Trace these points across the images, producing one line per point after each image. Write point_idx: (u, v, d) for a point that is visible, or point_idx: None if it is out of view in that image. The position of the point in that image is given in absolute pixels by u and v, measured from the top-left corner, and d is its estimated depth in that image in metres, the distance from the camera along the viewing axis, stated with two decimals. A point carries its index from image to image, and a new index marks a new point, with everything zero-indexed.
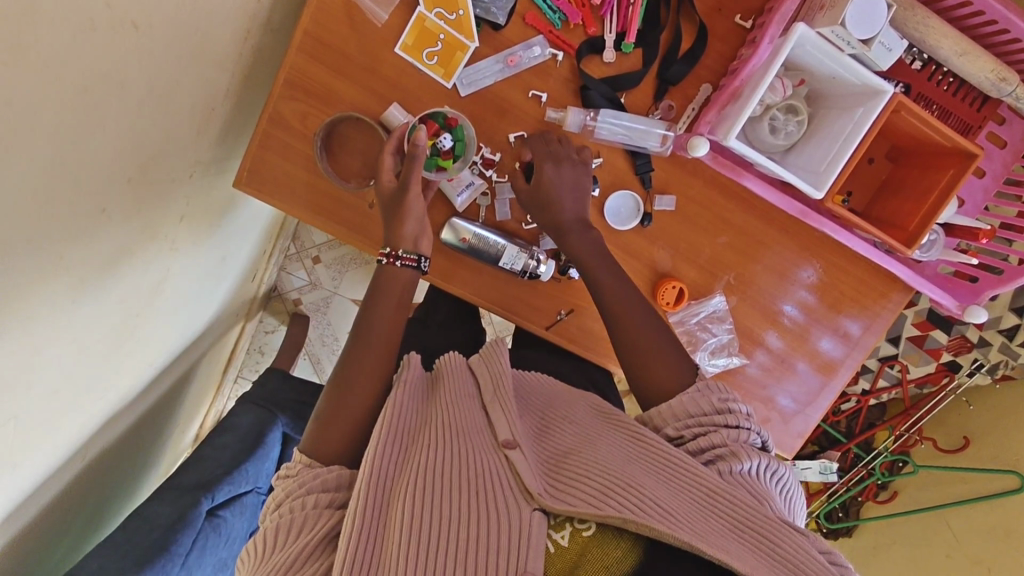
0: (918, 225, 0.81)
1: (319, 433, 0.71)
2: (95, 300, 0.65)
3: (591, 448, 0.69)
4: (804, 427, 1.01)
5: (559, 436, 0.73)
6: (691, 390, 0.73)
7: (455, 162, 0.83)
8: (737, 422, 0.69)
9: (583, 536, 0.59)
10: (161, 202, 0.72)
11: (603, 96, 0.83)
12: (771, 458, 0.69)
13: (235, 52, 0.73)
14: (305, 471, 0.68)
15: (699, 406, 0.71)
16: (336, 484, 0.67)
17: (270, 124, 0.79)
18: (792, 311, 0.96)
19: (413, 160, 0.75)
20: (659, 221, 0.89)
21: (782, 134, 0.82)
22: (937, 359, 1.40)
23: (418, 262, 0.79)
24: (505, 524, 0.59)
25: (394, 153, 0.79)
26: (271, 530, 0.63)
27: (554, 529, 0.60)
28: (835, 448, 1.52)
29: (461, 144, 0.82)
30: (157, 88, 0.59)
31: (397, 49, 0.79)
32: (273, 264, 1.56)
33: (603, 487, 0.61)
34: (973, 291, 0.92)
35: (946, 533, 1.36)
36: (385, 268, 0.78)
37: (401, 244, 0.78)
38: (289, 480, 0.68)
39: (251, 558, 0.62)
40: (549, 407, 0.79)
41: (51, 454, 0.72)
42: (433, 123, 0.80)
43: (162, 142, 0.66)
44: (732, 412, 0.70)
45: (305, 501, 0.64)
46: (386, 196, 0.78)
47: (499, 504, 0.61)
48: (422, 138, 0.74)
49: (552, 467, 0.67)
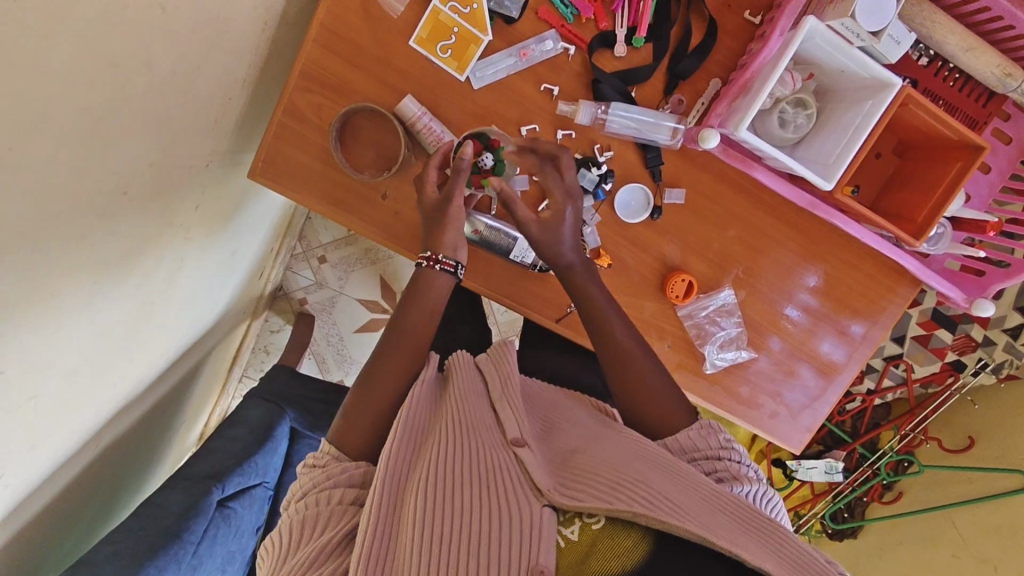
0: (926, 217, 0.82)
1: (348, 427, 0.72)
2: (114, 283, 0.66)
3: (597, 447, 0.69)
4: (812, 422, 1.02)
5: (565, 435, 0.73)
6: (695, 426, 0.74)
7: (495, 180, 0.83)
8: (738, 459, 0.70)
9: (592, 530, 0.58)
10: (179, 190, 0.73)
11: (614, 89, 0.84)
12: (767, 487, 0.70)
13: (252, 42, 0.74)
14: (333, 465, 0.69)
15: (705, 441, 0.72)
16: (359, 481, 0.68)
17: (285, 116, 0.79)
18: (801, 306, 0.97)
19: (457, 174, 0.77)
20: (669, 214, 0.90)
21: (791, 127, 0.83)
22: (942, 358, 1.41)
23: (456, 269, 0.79)
24: (515, 518, 0.59)
25: (438, 164, 0.79)
26: (293, 523, 0.64)
27: (563, 525, 0.59)
28: (841, 447, 1.52)
29: (501, 165, 0.82)
30: (180, 70, 0.60)
31: (411, 42, 0.80)
32: (280, 263, 1.57)
33: (612, 481, 0.61)
34: (980, 285, 0.93)
35: (952, 532, 1.36)
36: (424, 272, 0.78)
37: (440, 249, 0.79)
38: (316, 472, 0.68)
39: (274, 551, 0.63)
40: (555, 410, 0.79)
41: (65, 439, 0.72)
42: (478, 142, 0.81)
43: (182, 127, 0.66)
44: (734, 449, 0.72)
45: (330, 496, 0.65)
46: (428, 210, 0.79)
47: (508, 498, 0.61)
48: (469, 154, 0.75)
49: (561, 464, 0.67)
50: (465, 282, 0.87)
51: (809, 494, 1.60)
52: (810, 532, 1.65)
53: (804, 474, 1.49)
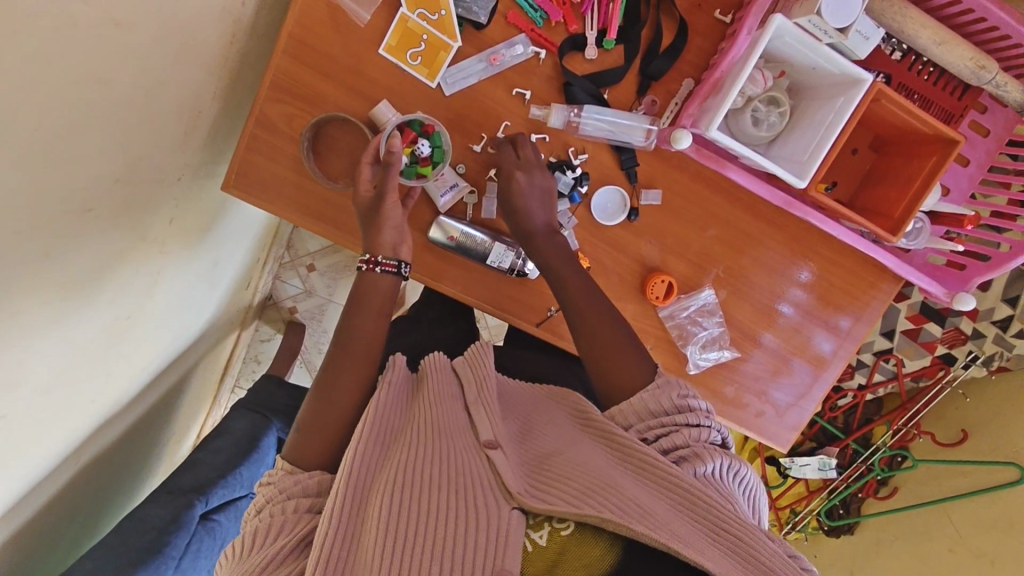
0: (903, 212, 0.82)
1: (301, 443, 0.71)
2: (85, 300, 0.66)
3: (570, 450, 0.68)
4: (798, 421, 1.02)
5: (541, 436, 0.72)
6: (651, 387, 0.73)
7: (434, 168, 0.83)
8: (698, 421, 0.69)
9: (561, 536, 0.58)
10: (149, 205, 0.73)
11: (586, 91, 0.83)
12: (735, 458, 0.69)
13: (220, 56, 0.74)
14: (286, 478, 0.67)
15: (659, 403, 0.71)
16: (315, 490, 0.67)
17: (258, 127, 0.79)
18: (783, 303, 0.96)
19: (388, 169, 0.76)
20: (646, 215, 0.90)
21: (765, 126, 0.82)
22: (932, 352, 1.40)
23: (399, 268, 0.80)
24: (482, 522, 0.58)
25: (373, 161, 0.79)
26: (244, 538, 0.62)
27: (532, 529, 0.59)
28: (834, 444, 1.51)
29: (439, 150, 0.82)
30: (143, 85, 0.60)
31: (381, 50, 0.80)
32: (267, 273, 1.57)
33: (581, 487, 0.60)
34: (962, 279, 0.92)
35: (948, 528, 1.35)
36: (364, 275, 0.79)
37: (379, 250, 0.79)
38: (270, 487, 0.67)
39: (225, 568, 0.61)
40: (531, 412, 0.78)
41: (41, 458, 0.72)
42: (411, 130, 0.81)
43: (150, 142, 0.66)
44: (692, 411, 0.70)
45: (284, 506, 0.63)
46: (363, 208, 0.79)
47: (477, 501, 0.61)
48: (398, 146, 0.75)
49: (532, 468, 0.66)
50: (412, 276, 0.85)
51: (804, 490, 1.57)
52: (807, 529, 1.62)
53: (797, 470, 1.49)
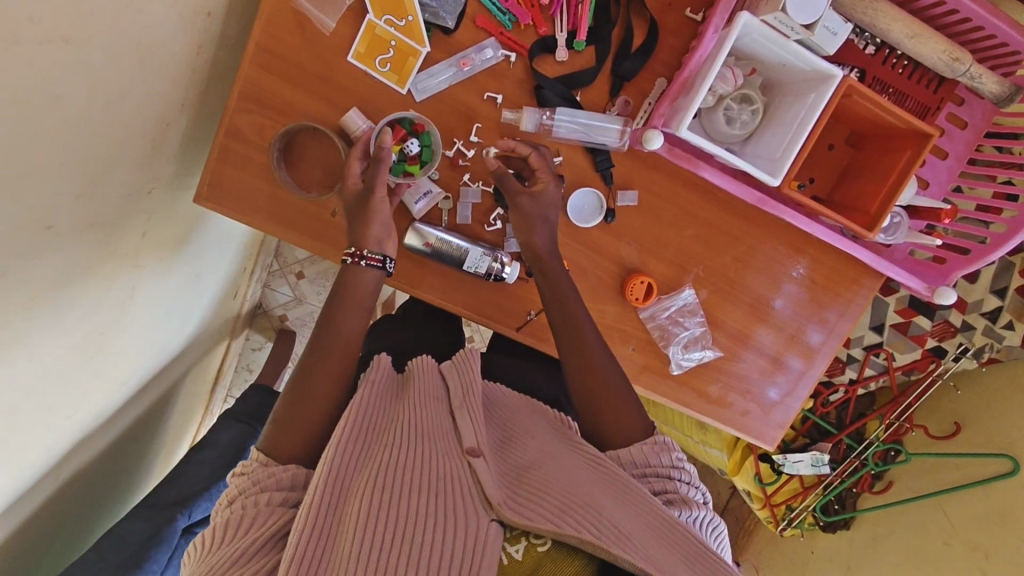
0: (879, 208, 0.81)
1: (275, 437, 0.70)
2: (51, 319, 0.66)
3: (551, 462, 0.68)
4: (785, 418, 1.01)
5: (520, 444, 0.72)
6: (648, 440, 0.75)
7: (422, 167, 0.83)
8: (687, 479, 0.73)
9: (536, 551, 0.60)
10: (117, 219, 0.72)
11: (557, 94, 0.83)
12: (713, 512, 0.73)
13: (186, 67, 0.74)
14: (261, 469, 0.67)
15: (657, 457, 0.73)
16: (290, 484, 0.66)
17: (227, 138, 0.79)
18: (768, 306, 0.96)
19: (378, 163, 0.76)
20: (623, 216, 0.89)
21: (737, 124, 0.82)
22: (922, 345, 1.38)
23: (383, 262, 0.78)
24: (460, 528, 0.58)
25: (362, 157, 0.79)
26: (217, 528, 0.61)
27: (509, 542, 0.60)
28: (827, 440, 1.49)
29: (427, 150, 0.82)
30: (100, 99, 0.59)
31: (350, 57, 0.80)
32: (255, 281, 1.57)
33: (562, 501, 0.61)
34: (943, 273, 0.92)
35: (942, 520, 1.35)
36: (349, 268, 0.77)
37: (366, 244, 0.78)
38: (244, 478, 0.66)
39: (195, 556, 0.60)
40: (513, 416, 0.78)
41: (16, 476, 0.72)
42: (401, 129, 0.81)
43: (113, 158, 0.66)
44: (683, 469, 0.74)
45: (258, 498, 0.63)
46: (350, 202, 0.78)
47: (456, 507, 0.60)
48: (389, 141, 0.75)
49: (513, 476, 0.66)
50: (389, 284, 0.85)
51: (800, 486, 1.54)
52: (802, 525, 1.60)
53: (790, 467, 1.48)
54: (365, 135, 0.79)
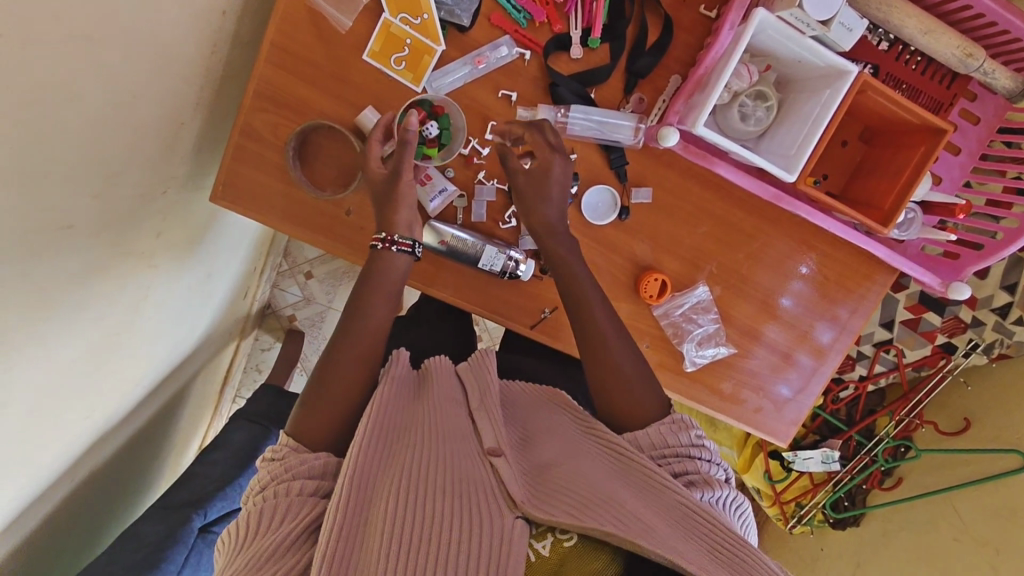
0: (893, 204, 0.81)
1: (304, 424, 0.70)
2: (68, 318, 0.66)
3: (573, 459, 0.68)
4: (798, 415, 1.01)
5: (540, 443, 0.72)
6: (665, 421, 0.73)
7: (442, 149, 0.83)
8: (708, 457, 0.71)
9: (563, 546, 0.59)
10: (133, 219, 0.73)
11: (572, 91, 0.83)
12: (736, 491, 0.71)
13: (202, 67, 0.74)
14: (291, 456, 0.67)
15: (675, 437, 0.71)
16: (321, 472, 0.66)
17: (242, 137, 0.79)
18: (783, 304, 0.96)
19: (404, 145, 0.75)
20: (637, 214, 0.89)
21: (752, 120, 0.82)
22: (933, 342, 1.39)
23: (413, 248, 0.77)
24: (484, 527, 0.58)
25: (382, 138, 0.78)
26: (250, 516, 0.62)
27: (535, 538, 0.60)
28: (837, 437, 1.49)
29: (446, 133, 0.83)
30: (117, 98, 0.60)
31: (365, 56, 0.80)
32: (265, 281, 1.57)
33: (585, 496, 0.60)
34: (956, 268, 0.92)
35: (952, 516, 1.35)
36: (380, 254, 0.77)
37: (396, 230, 0.77)
38: (275, 465, 0.67)
39: (230, 545, 0.61)
40: (533, 417, 0.78)
41: (34, 474, 0.72)
42: (421, 110, 0.81)
43: (128, 158, 0.66)
44: (703, 447, 0.72)
45: (289, 487, 0.63)
46: (377, 188, 0.77)
47: (480, 506, 0.60)
48: (416, 121, 0.74)
49: (535, 475, 0.66)
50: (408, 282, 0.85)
51: (809, 484, 1.55)
52: (812, 523, 1.59)
53: (800, 464, 1.49)
54: (385, 117, 0.78)
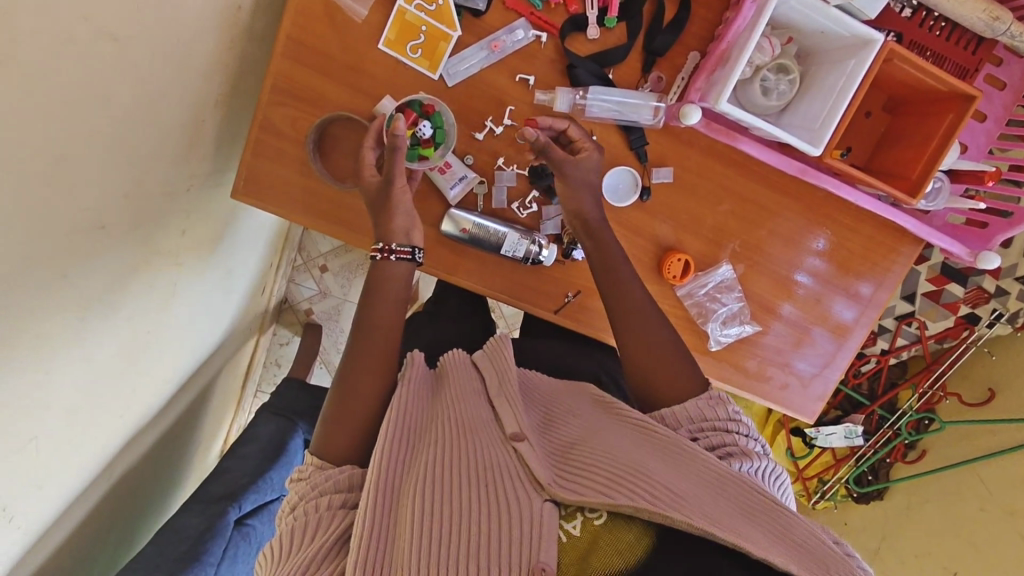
0: (920, 175, 0.80)
1: (330, 432, 0.71)
2: (102, 319, 0.66)
3: (598, 439, 0.67)
4: (823, 390, 1.01)
5: (564, 427, 0.72)
6: (701, 398, 0.72)
7: (437, 149, 0.82)
8: (747, 432, 0.70)
9: (594, 525, 0.57)
10: (160, 219, 0.73)
11: (591, 73, 0.83)
12: (776, 464, 0.70)
13: (219, 62, 0.73)
14: (317, 474, 0.68)
15: (713, 412, 0.71)
16: (347, 485, 0.66)
17: (262, 132, 0.79)
18: (805, 281, 0.96)
19: (394, 151, 0.75)
20: (658, 194, 0.89)
21: (774, 95, 0.81)
22: (955, 312, 1.38)
23: (413, 254, 0.78)
24: (515, 515, 0.58)
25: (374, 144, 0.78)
26: (283, 536, 0.63)
27: (565, 520, 0.58)
28: (860, 411, 1.48)
29: (439, 131, 0.81)
30: (142, 97, 0.59)
31: (380, 45, 0.79)
32: (281, 276, 1.58)
33: (613, 474, 0.60)
34: (984, 237, 0.90)
35: (978, 486, 1.34)
36: (379, 264, 0.77)
37: (392, 238, 0.77)
38: (302, 484, 0.67)
39: (266, 566, 0.61)
40: (555, 402, 0.78)
41: (75, 474, 0.73)
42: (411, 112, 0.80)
43: (155, 156, 0.66)
44: (743, 424, 0.71)
45: (318, 503, 0.64)
46: (371, 195, 0.78)
47: (508, 495, 0.60)
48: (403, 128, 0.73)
49: (562, 457, 0.66)
50: (424, 270, 0.85)
51: (832, 459, 1.56)
52: (835, 498, 1.59)
53: (823, 440, 1.47)
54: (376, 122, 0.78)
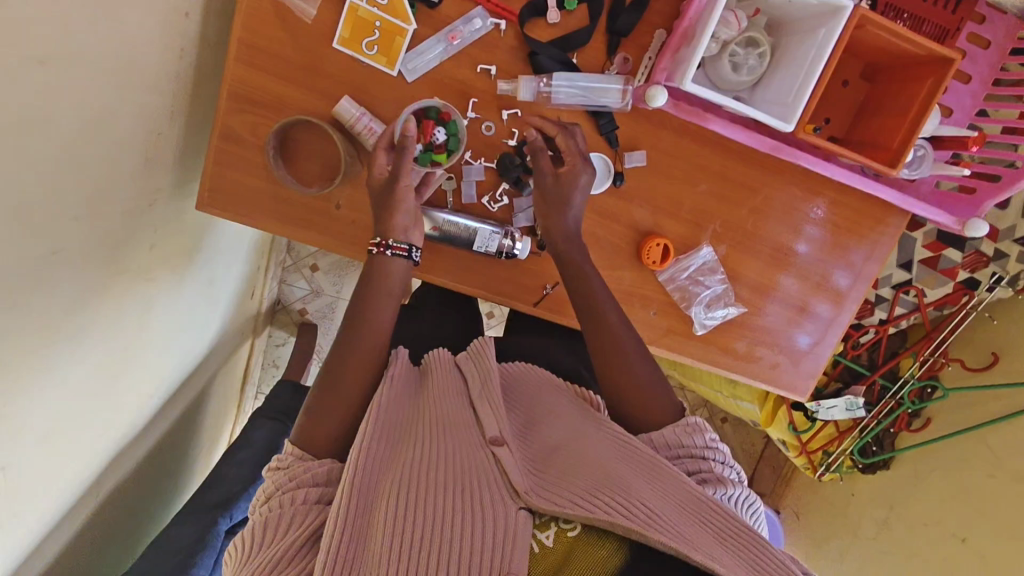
0: (901, 144, 0.77)
1: (313, 425, 0.68)
2: (71, 344, 0.65)
3: (577, 444, 0.67)
4: (816, 367, 0.99)
5: (543, 428, 0.71)
6: (681, 423, 0.72)
7: (449, 155, 0.81)
8: (721, 459, 0.70)
9: (568, 537, 0.58)
10: (125, 236, 0.71)
11: (553, 58, 0.80)
12: (749, 491, 0.70)
13: (171, 73, 0.72)
14: (297, 464, 0.65)
15: (690, 438, 0.70)
16: (325, 479, 0.64)
17: (222, 141, 0.77)
18: (805, 251, 0.94)
19: (403, 152, 0.73)
20: (633, 179, 0.87)
21: (744, 70, 0.78)
22: (954, 278, 1.34)
23: (410, 252, 0.75)
24: (490, 522, 0.57)
25: (387, 147, 0.76)
26: (255, 528, 0.60)
27: (538, 529, 0.59)
28: (860, 382, 1.45)
29: (454, 139, 0.80)
30: (88, 116, 0.58)
31: (335, 44, 0.77)
32: (271, 279, 1.57)
33: (589, 484, 0.60)
34: (974, 203, 0.87)
35: (985, 451, 1.30)
36: (376, 259, 0.74)
37: (392, 233, 0.75)
38: (280, 473, 0.65)
39: (235, 559, 0.59)
40: (535, 400, 0.77)
41: (60, 496, 0.73)
42: (427, 118, 0.79)
43: (111, 173, 0.65)
44: (717, 450, 0.71)
45: (293, 497, 0.61)
46: (376, 194, 0.75)
47: (484, 500, 0.59)
48: (413, 131, 0.74)
49: (539, 462, 0.65)
50: (415, 274, 0.84)
51: (834, 432, 1.50)
52: (841, 469, 1.56)
53: (824, 413, 1.43)
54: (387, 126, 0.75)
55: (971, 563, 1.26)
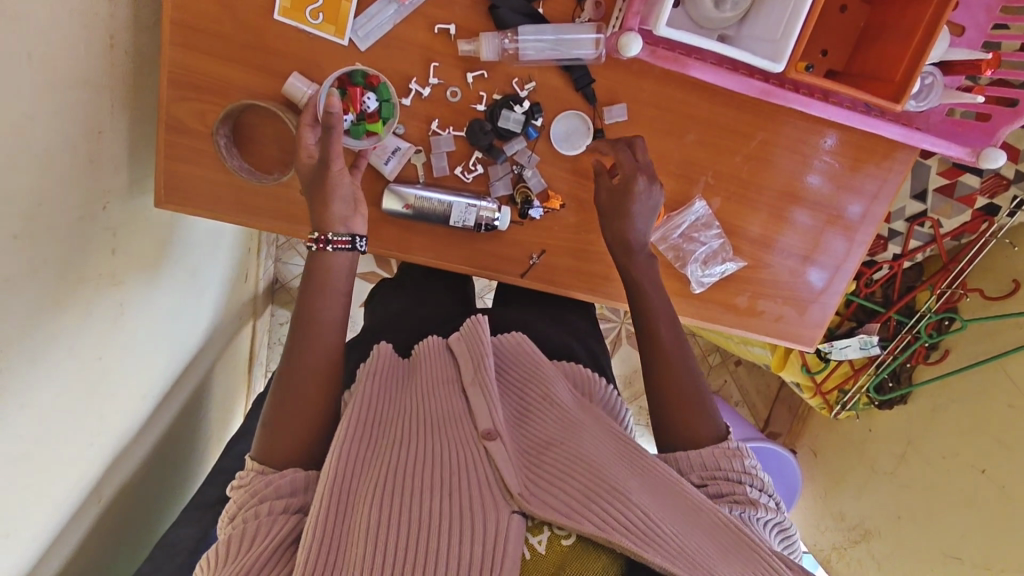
0: (906, 73, 0.70)
1: (271, 438, 0.64)
2: (35, 363, 0.64)
3: (573, 439, 0.65)
4: (822, 317, 0.94)
5: (538, 419, 0.69)
6: (723, 443, 0.68)
7: (385, 124, 0.75)
8: (760, 485, 0.67)
9: (561, 545, 0.56)
10: (76, 246, 0.68)
11: (515, 11, 0.74)
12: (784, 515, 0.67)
13: (105, 65, 0.67)
14: (258, 479, 0.62)
15: (729, 462, 0.67)
16: (291, 489, 0.61)
17: (170, 133, 0.73)
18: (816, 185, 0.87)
19: (330, 132, 0.65)
20: (614, 135, 0.81)
21: (727, 5, 0.72)
22: (972, 206, 1.23)
23: (353, 243, 0.70)
24: (479, 526, 0.55)
25: (314, 123, 0.71)
26: (218, 548, 0.57)
27: (530, 533, 0.57)
28: (875, 320, 1.34)
29: (387, 105, 0.74)
30: (7, 129, 0.54)
31: (277, 16, 0.72)
32: (265, 259, 1.55)
33: (586, 492, 0.58)
34: (986, 131, 0.80)
35: (1004, 382, 1.20)
36: (316, 256, 0.69)
37: (329, 226, 0.69)
38: (241, 492, 0.62)
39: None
40: (530, 383, 0.74)
41: (54, 507, 0.74)
42: (354, 85, 0.73)
43: (47, 186, 0.61)
44: (757, 474, 0.67)
45: (257, 511, 0.58)
46: (307, 179, 0.70)
47: (474, 503, 0.57)
48: (337, 106, 0.64)
49: (533, 458, 0.63)
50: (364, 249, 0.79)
51: (849, 369, 1.40)
52: (858, 407, 1.46)
53: (837, 353, 1.34)
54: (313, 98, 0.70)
55: (995, 496, 1.18)
